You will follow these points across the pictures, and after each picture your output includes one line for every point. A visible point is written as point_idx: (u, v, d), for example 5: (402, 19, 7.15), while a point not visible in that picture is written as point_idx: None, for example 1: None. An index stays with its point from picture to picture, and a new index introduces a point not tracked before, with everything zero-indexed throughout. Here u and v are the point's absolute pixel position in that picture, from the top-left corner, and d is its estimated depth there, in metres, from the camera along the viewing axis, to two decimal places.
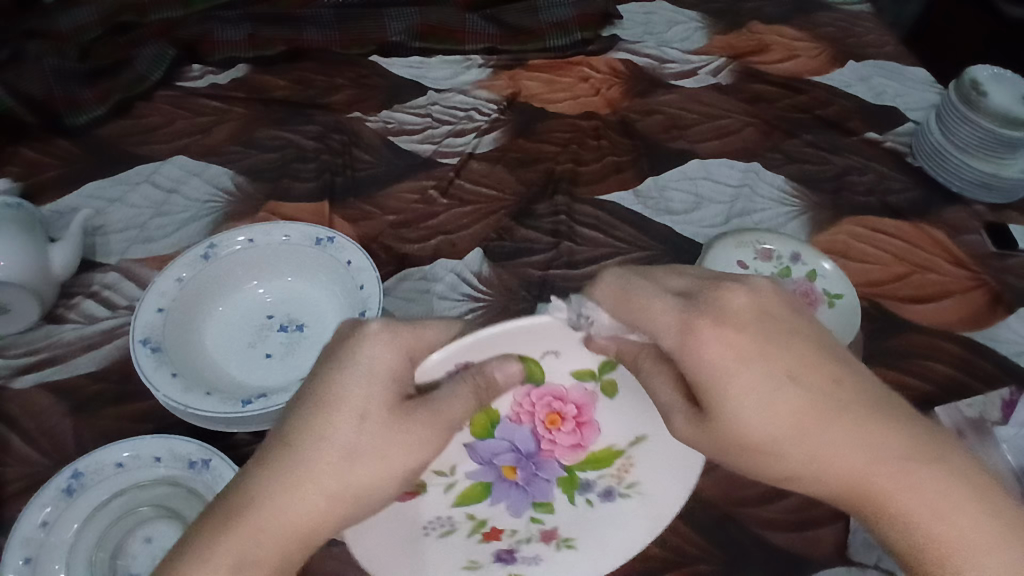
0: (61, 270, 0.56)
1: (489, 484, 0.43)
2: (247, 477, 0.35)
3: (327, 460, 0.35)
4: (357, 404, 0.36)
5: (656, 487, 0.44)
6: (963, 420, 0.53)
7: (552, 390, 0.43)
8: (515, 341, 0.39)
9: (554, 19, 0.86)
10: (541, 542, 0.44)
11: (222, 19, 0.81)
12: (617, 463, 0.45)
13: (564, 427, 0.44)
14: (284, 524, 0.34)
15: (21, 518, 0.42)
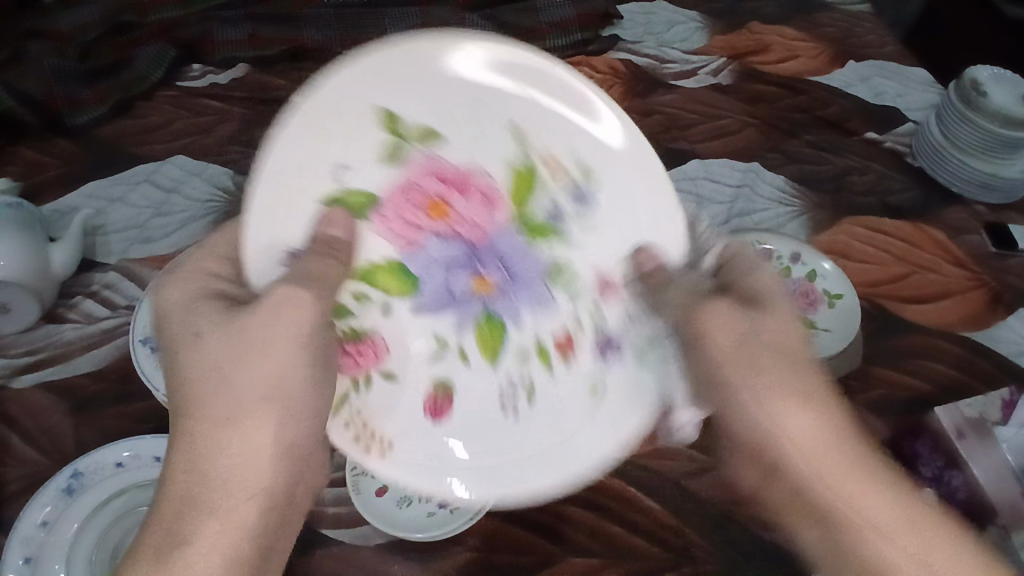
0: (61, 270, 0.56)
1: (432, 274, 0.48)
2: (197, 407, 0.39)
3: (219, 424, 0.39)
4: (190, 369, 0.39)
5: (608, 172, 0.44)
6: (964, 421, 0.52)
7: (438, 167, 0.44)
8: (404, 66, 0.39)
9: (554, 19, 0.86)
10: (598, 356, 0.47)
11: (222, 18, 0.81)
12: (543, 170, 0.44)
13: (454, 205, 0.46)
14: (222, 485, 0.38)
15: (21, 518, 0.42)
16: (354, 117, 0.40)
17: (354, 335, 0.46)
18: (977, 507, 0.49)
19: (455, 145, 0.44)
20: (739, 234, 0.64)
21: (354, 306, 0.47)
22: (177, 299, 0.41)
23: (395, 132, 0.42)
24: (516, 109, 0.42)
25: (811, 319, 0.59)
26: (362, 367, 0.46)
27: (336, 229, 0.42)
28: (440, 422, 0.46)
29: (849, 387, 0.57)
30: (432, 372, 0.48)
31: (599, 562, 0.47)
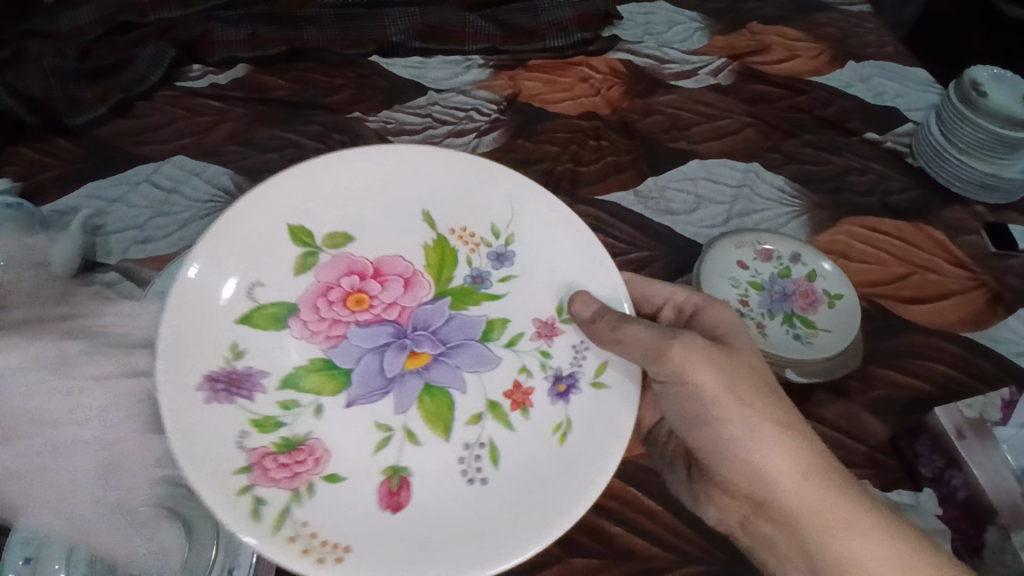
0: (62, 269, 0.56)
1: (361, 361, 0.47)
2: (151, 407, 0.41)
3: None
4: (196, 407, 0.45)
5: (523, 234, 0.50)
6: (963, 420, 0.52)
7: (354, 263, 0.49)
8: (307, 196, 0.48)
9: (554, 19, 0.86)
10: (556, 399, 0.45)
11: (222, 18, 0.81)
12: (457, 242, 0.51)
13: (374, 293, 0.49)
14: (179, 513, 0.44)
15: (25, 518, 0.43)
16: (275, 233, 0.47)
17: (285, 446, 0.43)
18: (977, 507, 0.49)
19: (364, 242, 0.50)
20: (739, 234, 0.64)
21: (282, 415, 0.44)
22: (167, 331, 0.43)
23: (305, 243, 0.48)
24: (420, 197, 0.51)
25: (811, 319, 0.59)
26: (299, 478, 0.41)
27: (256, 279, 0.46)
28: (397, 512, 0.41)
29: (849, 387, 0.57)
30: (379, 464, 0.43)
31: (599, 562, 0.47)
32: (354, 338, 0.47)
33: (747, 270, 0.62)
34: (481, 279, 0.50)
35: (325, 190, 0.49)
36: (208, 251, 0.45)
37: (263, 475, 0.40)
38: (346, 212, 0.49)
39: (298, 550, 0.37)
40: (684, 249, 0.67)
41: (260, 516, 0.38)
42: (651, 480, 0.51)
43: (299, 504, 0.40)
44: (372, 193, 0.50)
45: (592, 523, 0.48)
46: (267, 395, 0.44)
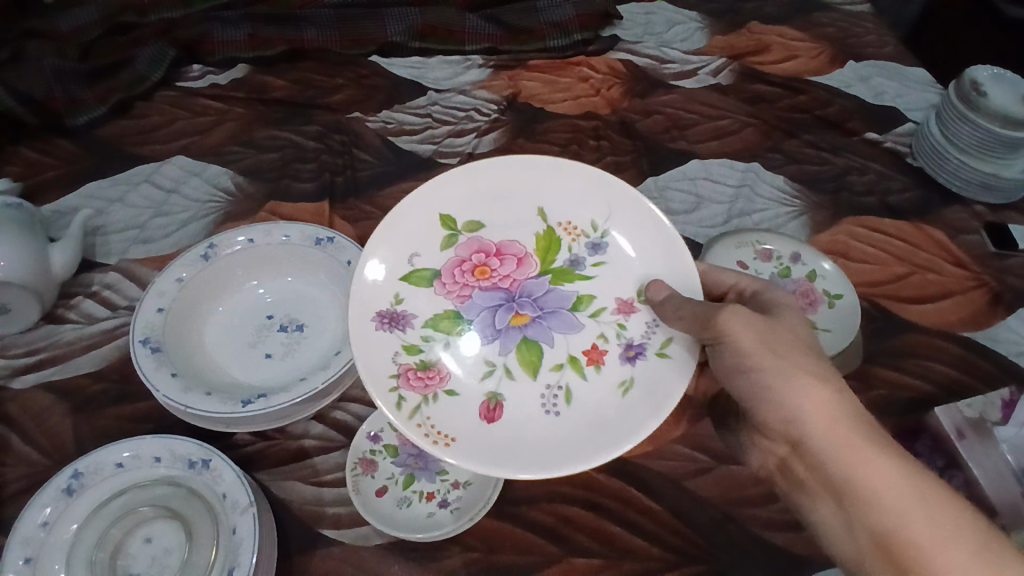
0: (61, 269, 0.56)
1: (483, 321, 0.48)
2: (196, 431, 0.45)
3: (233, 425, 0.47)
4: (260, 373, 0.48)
5: (625, 225, 0.49)
6: (964, 420, 0.53)
7: (482, 245, 0.49)
8: (486, 199, 0.50)
9: (554, 19, 0.86)
10: (625, 361, 0.45)
11: (222, 18, 0.81)
12: (562, 232, 0.50)
13: (494, 267, 0.49)
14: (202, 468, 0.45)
15: (21, 519, 0.42)
16: (422, 220, 0.49)
17: (424, 364, 0.46)
18: (977, 507, 0.49)
19: (497, 226, 0.50)
20: (740, 235, 0.64)
21: (423, 345, 0.46)
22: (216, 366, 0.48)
23: (451, 228, 0.49)
24: (542, 191, 0.50)
25: (810, 319, 0.58)
26: (430, 387, 0.45)
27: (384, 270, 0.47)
28: (493, 423, 0.44)
29: (848, 387, 0.56)
30: (483, 389, 0.45)
31: (599, 562, 0.47)
32: (479, 300, 0.48)
33: (747, 270, 0.62)
34: (575, 242, 0.49)
35: (456, 185, 0.49)
36: (380, 240, 0.47)
37: (407, 380, 0.44)
38: (478, 205, 0.50)
39: (423, 433, 0.41)
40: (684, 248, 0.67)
41: (402, 406, 0.43)
42: (651, 480, 0.51)
43: (428, 404, 0.44)
44: (511, 192, 0.50)
45: (592, 523, 0.49)
46: (415, 328, 0.47)
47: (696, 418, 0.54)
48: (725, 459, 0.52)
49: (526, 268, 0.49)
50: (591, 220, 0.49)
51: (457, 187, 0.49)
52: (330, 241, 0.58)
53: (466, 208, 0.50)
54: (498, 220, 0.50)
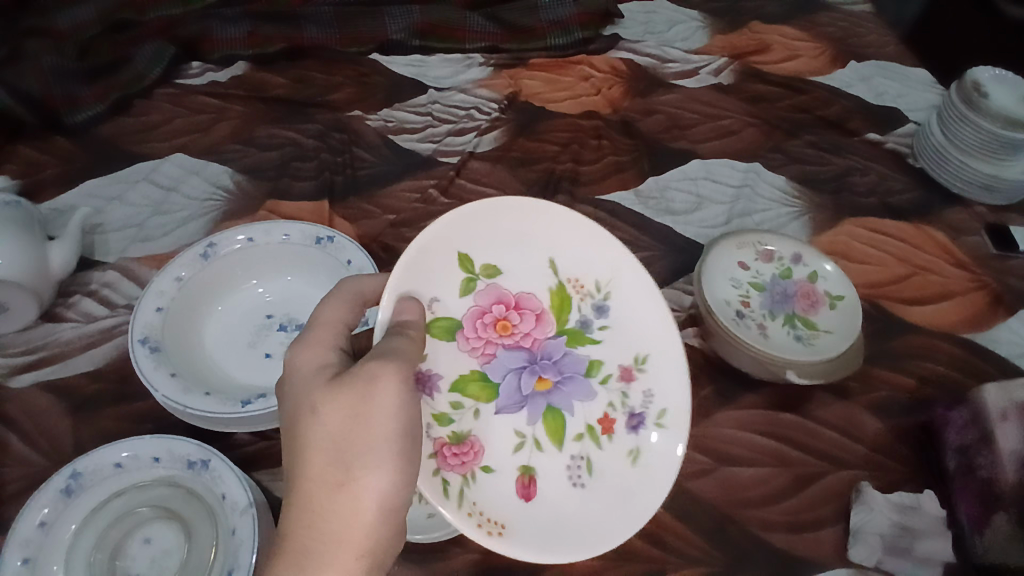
0: (60, 268, 0.56)
1: (511, 385, 0.43)
2: (301, 439, 0.36)
3: (375, 462, 0.36)
4: (351, 408, 0.36)
5: (633, 291, 0.43)
6: (1012, 404, 0.53)
7: (502, 295, 0.44)
8: (512, 237, 0.44)
9: (555, 18, 0.86)
10: (631, 432, 0.42)
11: (221, 16, 0.80)
12: (572, 290, 0.44)
13: (516, 322, 0.44)
14: (363, 520, 0.35)
15: (19, 519, 0.42)
16: (437, 258, 0.42)
17: (457, 438, 0.41)
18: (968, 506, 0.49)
19: (516, 273, 0.44)
20: (741, 234, 0.64)
21: (453, 415, 0.42)
22: (302, 375, 0.39)
23: (469, 270, 0.43)
24: (554, 241, 0.44)
25: (811, 320, 0.59)
26: (467, 466, 0.41)
27: (405, 313, 0.39)
28: (532, 503, 0.41)
29: (850, 389, 0.56)
30: (516, 462, 0.42)
31: (601, 564, 0.47)
32: (505, 362, 0.43)
33: (748, 270, 0.62)
34: (587, 304, 0.44)
35: (481, 228, 0.43)
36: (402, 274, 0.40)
37: (445, 459, 0.41)
38: (495, 245, 0.44)
39: (476, 523, 0.39)
40: (686, 248, 0.66)
41: (449, 493, 0.40)
42: None
43: (471, 486, 0.41)
44: (530, 235, 0.44)
45: None
46: (440, 394, 0.42)
47: (697, 419, 0.54)
48: (725, 461, 0.52)
49: (544, 327, 0.44)
50: (593, 282, 0.44)
51: (482, 229, 0.43)
52: (330, 241, 0.58)
53: (486, 249, 0.43)
54: (510, 265, 0.44)
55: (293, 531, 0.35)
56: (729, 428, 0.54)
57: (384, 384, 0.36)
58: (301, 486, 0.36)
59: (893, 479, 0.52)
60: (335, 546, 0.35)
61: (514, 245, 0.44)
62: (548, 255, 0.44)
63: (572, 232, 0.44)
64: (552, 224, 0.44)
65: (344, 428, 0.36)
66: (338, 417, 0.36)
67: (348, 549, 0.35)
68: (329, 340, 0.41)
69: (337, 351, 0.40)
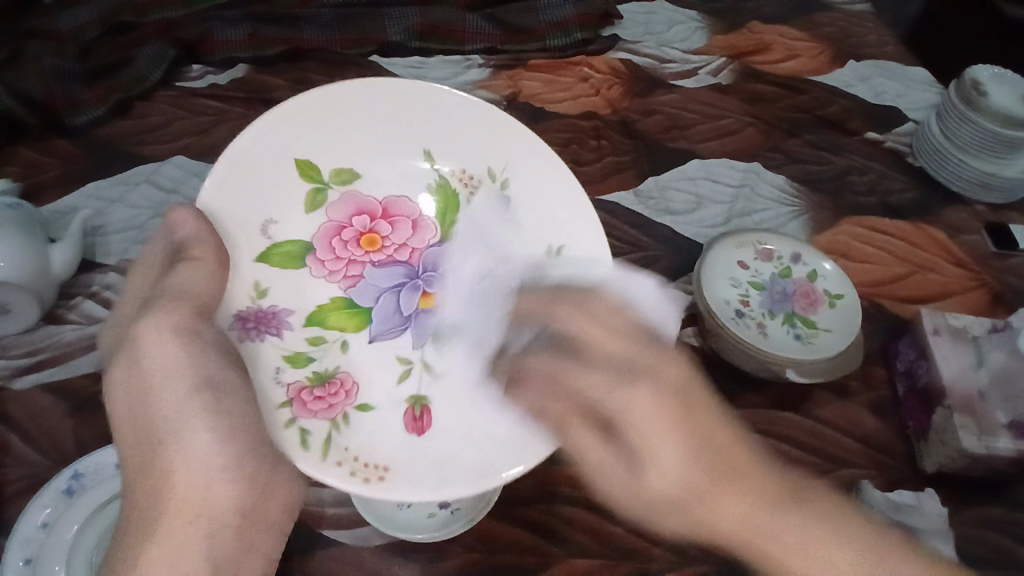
0: (60, 270, 0.56)
1: (387, 315, 0.50)
2: (117, 418, 0.39)
3: (181, 430, 0.39)
4: (132, 383, 0.39)
5: (533, 181, 0.51)
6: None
7: (362, 204, 0.51)
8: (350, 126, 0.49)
9: (554, 19, 0.87)
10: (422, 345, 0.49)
11: (222, 19, 0.81)
12: (457, 186, 0.52)
13: (384, 234, 0.51)
14: (184, 476, 0.38)
15: (21, 520, 0.42)
16: (276, 169, 0.47)
17: (319, 378, 0.46)
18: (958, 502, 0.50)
19: (373, 180, 0.51)
20: (740, 234, 0.64)
21: (314, 351, 0.47)
22: (151, 364, 0.38)
23: (315, 181, 0.49)
24: (427, 134, 0.51)
25: (811, 319, 0.59)
26: (335, 408, 0.45)
27: (181, 224, 0.42)
28: (422, 436, 0.45)
29: (849, 387, 0.56)
30: (403, 394, 0.48)
31: (599, 563, 0.47)
32: (380, 284, 0.50)
33: (748, 270, 0.62)
34: (483, 199, 0.51)
35: (284, 129, 0.46)
36: (223, 213, 0.45)
37: (302, 407, 0.44)
38: (302, 138, 0.48)
39: (348, 472, 0.40)
40: (684, 248, 0.66)
41: (311, 445, 0.42)
42: None
43: (339, 432, 0.43)
44: (346, 114, 0.48)
45: (591, 523, 0.48)
46: (295, 332, 0.47)
47: None
48: None
49: (393, 263, 0.50)
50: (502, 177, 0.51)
51: (283, 130, 0.46)
52: None
53: (302, 142, 0.48)
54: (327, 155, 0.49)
55: (130, 512, 0.37)
56: None
57: (158, 343, 0.39)
58: (138, 466, 0.38)
59: (892, 478, 0.52)
60: (159, 523, 0.37)
61: (373, 143, 0.50)
62: (422, 142, 0.51)
63: (436, 110, 0.50)
64: (425, 116, 0.50)
65: (143, 407, 0.39)
66: (124, 389, 0.39)
67: (178, 522, 0.38)
68: (172, 323, 0.39)
69: (154, 304, 0.40)
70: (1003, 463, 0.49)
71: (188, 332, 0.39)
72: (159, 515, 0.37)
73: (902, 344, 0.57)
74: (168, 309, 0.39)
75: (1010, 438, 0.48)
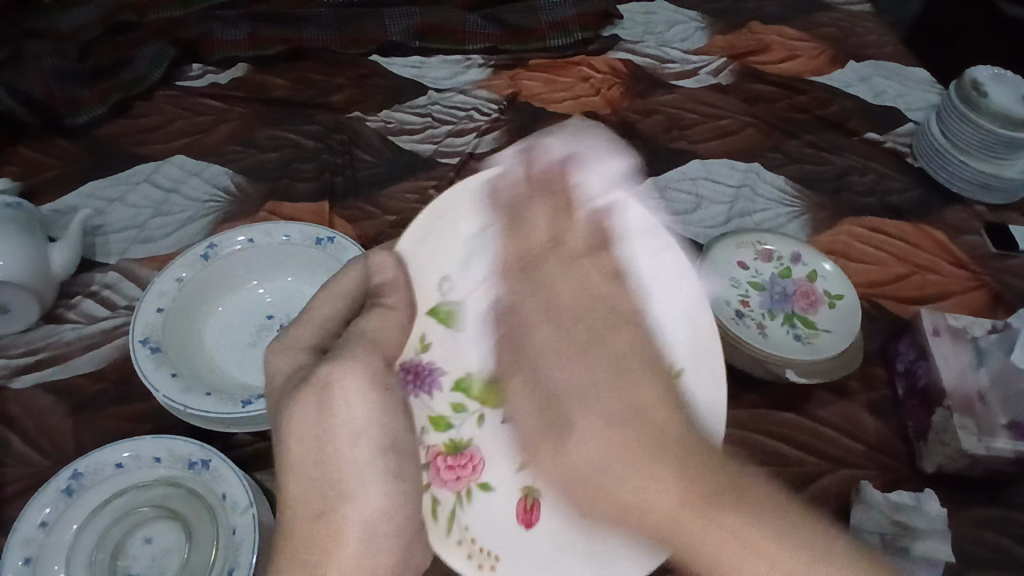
0: (61, 269, 0.56)
1: (475, 353, 0.48)
2: (287, 442, 0.35)
3: (359, 478, 0.34)
4: (321, 413, 0.35)
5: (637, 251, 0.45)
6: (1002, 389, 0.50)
7: (489, 278, 0.48)
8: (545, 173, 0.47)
9: (554, 19, 0.87)
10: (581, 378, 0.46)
11: (222, 19, 0.81)
12: (613, 253, 0.46)
13: (495, 309, 0.47)
14: (349, 549, 0.33)
15: (21, 518, 0.42)
16: (449, 238, 0.46)
17: (455, 447, 0.45)
18: (956, 503, 0.50)
19: (516, 243, 0.47)
20: (739, 234, 0.64)
21: (453, 417, 0.46)
22: (357, 415, 0.35)
23: (453, 252, 0.47)
24: (575, 196, 0.46)
25: (811, 319, 0.59)
26: (462, 480, 0.43)
27: (380, 270, 0.42)
28: (532, 527, 0.42)
29: (849, 388, 0.56)
30: (476, 433, 0.46)
31: None
32: (467, 335, 0.48)
33: (747, 270, 0.62)
34: (632, 266, 0.45)
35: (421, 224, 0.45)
36: (420, 264, 0.45)
37: (438, 473, 0.43)
38: (484, 225, 0.47)
39: (466, 554, 0.40)
40: (685, 248, 0.66)
41: (438, 514, 0.41)
42: None
43: (465, 507, 0.42)
44: (532, 193, 0.47)
45: None
46: (443, 394, 0.46)
47: None
48: None
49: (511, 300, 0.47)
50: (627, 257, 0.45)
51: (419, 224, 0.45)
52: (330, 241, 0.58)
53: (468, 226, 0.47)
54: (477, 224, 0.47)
55: (289, 559, 0.33)
56: (730, 428, 0.53)
57: (343, 391, 0.35)
58: (286, 504, 0.34)
59: (892, 479, 0.52)
60: (318, 567, 0.33)
61: (506, 219, 0.47)
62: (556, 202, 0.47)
63: (571, 169, 0.47)
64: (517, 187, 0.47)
65: (316, 455, 0.34)
66: (306, 437, 0.35)
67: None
68: (308, 339, 0.39)
69: (300, 350, 0.38)
70: (1004, 463, 0.49)
71: (354, 370, 0.36)
72: (328, 567, 0.33)
73: (902, 345, 0.57)
74: (362, 358, 0.36)
75: (1009, 438, 0.48)
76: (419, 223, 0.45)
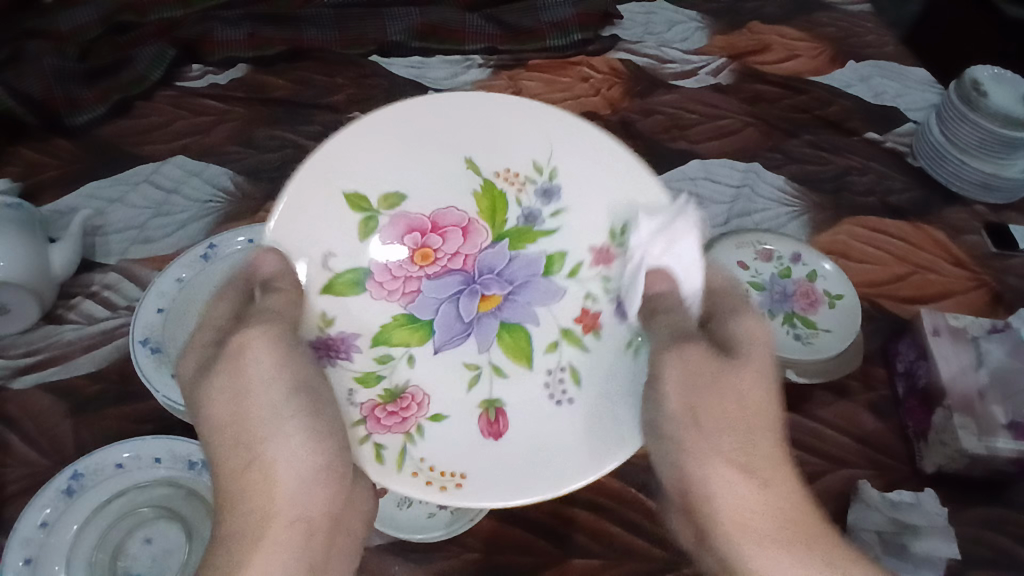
0: (61, 270, 0.56)
1: (451, 328, 0.50)
2: (211, 414, 0.41)
3: (275, 426, 0.41)
4: (235, 390, 0.41)
5: (571, 168, 0.49)
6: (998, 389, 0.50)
7: (410, 220, 0.50)
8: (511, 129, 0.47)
9: (554, 19, 0.87)
10: (620, 320, 0.48)
11: (222, 18, 0.81)
12: (504, 184, 0.50)
13: (436, 246, 0.50)
14: (283, 486, 0.40)
15: (21, 519, 0.42)
16: (324, 203, 0.46)
17: (390, 396, 0.47)
18: (956, 503, 0.50)
19: (413, 193, 0.49)
20: (740, 235, 0.64)
21: (382, 369, 0.48)
22: (262, 370, 0.41)
23: (365, 209, 0.48)
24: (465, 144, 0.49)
25: (811, 319, 0.58)
26: (408, 421, 0.45)
27: (263, 266, 0.43)
28: (499, 440, 0.45)
29: (850, 388, 0.56)
30: (476, 400, 0.48)
31: (599, 562, 0.47)
32: (429, 291, 0.50)
33: (748, 270, 0.62)
34: (520, 197, 0.50)
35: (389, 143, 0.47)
36: (286, 243, 0.45)
37: (377, 421, 0.45)
38: (373, 164, 0.47)
39: (425, 481, 0.41)
40: None
41: (383, 458, 0.43)
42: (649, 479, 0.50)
43: (414, 443, 0.44)
44: (429, 137, 0.47)
45: (591, 523, 0.48)
46: (363, 353, 0.48)
47: None
48: None
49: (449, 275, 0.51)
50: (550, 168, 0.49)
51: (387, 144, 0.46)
52: None
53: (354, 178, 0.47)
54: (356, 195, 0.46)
55: (228, 510, 0.39)
56: None
57: (250, 356, 0.41)
58: (222, 469, 0.40)
59: (892, 479, 0.52)
60: (249, 506, 0.39)
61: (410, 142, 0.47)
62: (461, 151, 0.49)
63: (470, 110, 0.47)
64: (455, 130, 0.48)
65: (232, 442, 0.40)
66: (226, 409, 0.41)
67: (268, 518, 0.39)
68: (222, 314, 0.43)
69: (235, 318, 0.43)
70: (1004, 463, 0.49)
71: (289, 348, 0.42)
72: (272, 508, 0.39)
73: (902, 345, 0.57)
74: (252, 332, 0.41)
75: (1009, 438, 0.48)
76: (295, 214, 0.45)
